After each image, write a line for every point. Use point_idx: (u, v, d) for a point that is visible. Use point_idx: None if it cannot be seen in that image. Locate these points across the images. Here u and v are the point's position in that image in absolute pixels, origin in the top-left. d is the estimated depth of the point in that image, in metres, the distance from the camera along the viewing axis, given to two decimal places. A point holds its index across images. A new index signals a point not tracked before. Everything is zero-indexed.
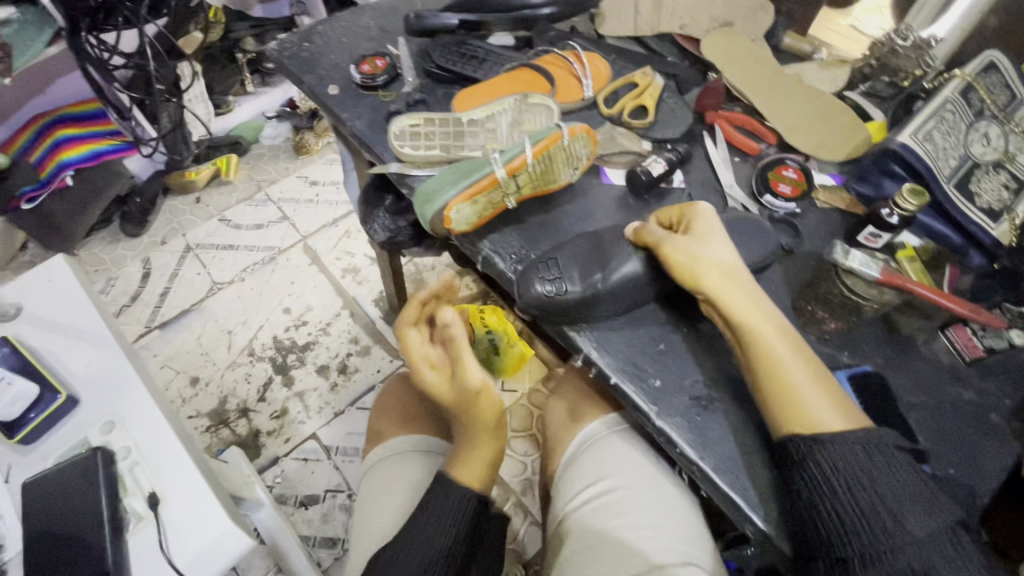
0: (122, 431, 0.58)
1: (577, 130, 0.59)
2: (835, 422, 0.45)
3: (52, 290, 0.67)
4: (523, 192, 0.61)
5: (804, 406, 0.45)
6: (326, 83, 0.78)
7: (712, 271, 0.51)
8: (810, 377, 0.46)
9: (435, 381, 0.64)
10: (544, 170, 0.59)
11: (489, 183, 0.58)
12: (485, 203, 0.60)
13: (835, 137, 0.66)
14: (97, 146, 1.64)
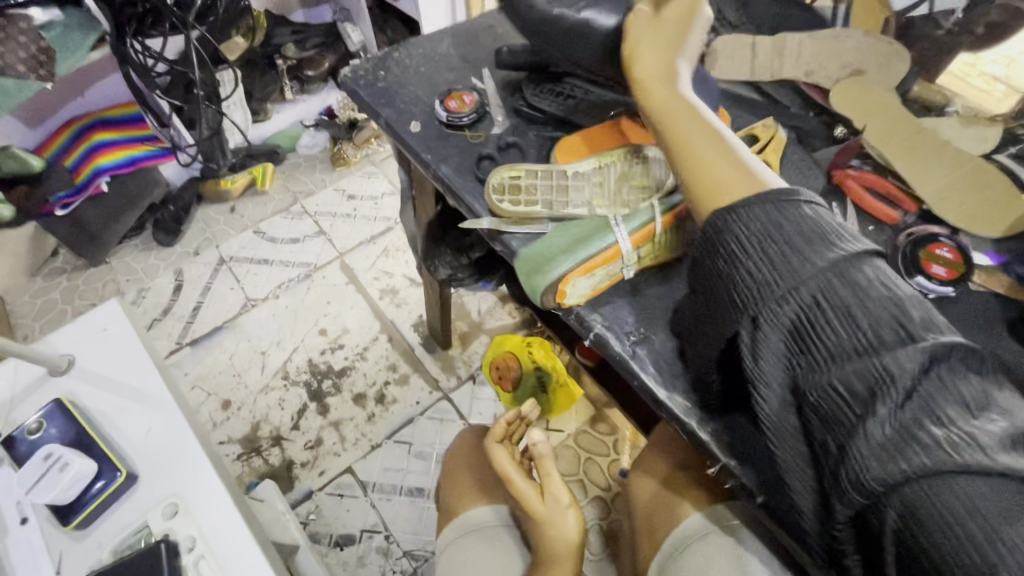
0: (187, 516, 0.51)
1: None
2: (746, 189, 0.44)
3: (108, 342, 0.61)
4: (644, 262, 0.55)
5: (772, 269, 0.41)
6: (407, 118, 0.72)
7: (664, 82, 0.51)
8: (724, 162, 0.45)
9: (525, 490, 0.65)
10: (669, 243, 0.55)
11: (614, 252, 0.53)
12: (604, 275, 0.54)
13: (988, 210, 0.59)
14: (133, 152, 1.60)
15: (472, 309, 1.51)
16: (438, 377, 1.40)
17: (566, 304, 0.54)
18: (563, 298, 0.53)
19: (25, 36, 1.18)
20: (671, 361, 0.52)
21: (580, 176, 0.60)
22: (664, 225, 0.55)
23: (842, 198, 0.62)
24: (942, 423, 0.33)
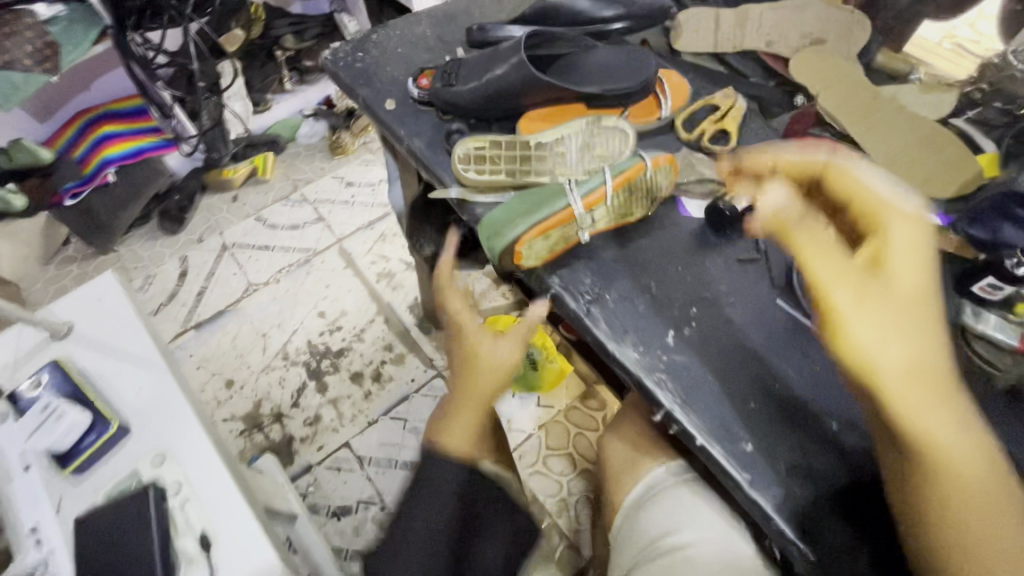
0: (173, 465, 0.56)
1: (662, 162, 0.57)
2: (966, 442, 0.35)
3: (105, 309, 0.66)
4: (598, 226, 0.57)
5: (967, 494, 0.35)
6: (383, 97, 0.74)
7: (880, 204, 0.41)
8: (954, 426, 0.35)
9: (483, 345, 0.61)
10: (622, 205, 0.57)
11: (567, 216, 0.55)
12: (559, 239, 0.56)
13: (943, 171, 0.60)
14: (139, 143, 1.65)
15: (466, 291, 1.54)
16: (433, 356, 1.44)
17: (522, 264, 0.56)
18: (518, 260, 0.56)
19: (31, 31, 1.22)
20: (622, 317, 0.55)
21: (544, 145, 0.62)
22: (618, 187, 0.56)
23: None
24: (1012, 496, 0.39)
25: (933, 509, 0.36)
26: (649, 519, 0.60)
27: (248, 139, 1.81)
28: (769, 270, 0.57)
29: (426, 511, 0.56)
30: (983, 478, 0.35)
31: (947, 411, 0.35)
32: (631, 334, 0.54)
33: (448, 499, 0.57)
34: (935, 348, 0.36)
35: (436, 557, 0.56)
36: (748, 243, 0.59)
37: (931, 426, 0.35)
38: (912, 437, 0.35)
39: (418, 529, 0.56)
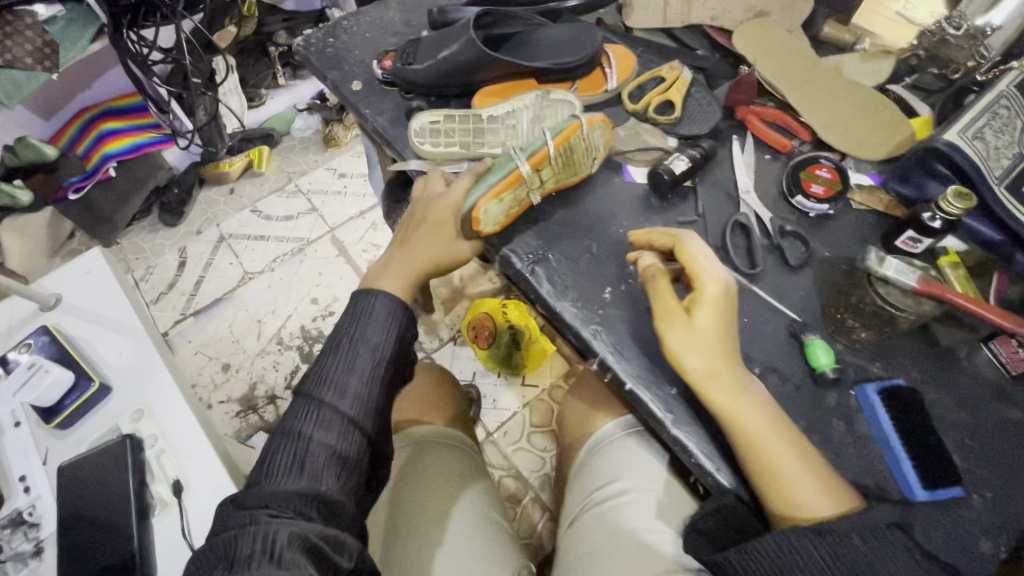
0: (150, 419, 0.60)
1: (597, 119, 0.59)
2: (792, 460, 0.44)
3: (90, 281, 0.70)
4: (546, 187, 0.60)
5: (782, 481, 0.43)
6: (350, 79, 0.78)
7: (700, 265, 0.50)
8: (779, 438, 0.45)
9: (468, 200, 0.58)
10: (566, 161, 0.59)
11: (515, 179, 0.57)
12: (511, 201, 0.58)
13: (875, 134, 0.63)
14: (138, 138, 1.60)
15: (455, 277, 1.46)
16: (424, 339, 1.39)
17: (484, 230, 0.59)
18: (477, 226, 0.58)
19: (31, 30, 1.17)
20: (563, 275, 0.58)
21: (495, 119, 0.66)
22: (559, 145, 0.57)
23: (743, 132, 0.66)
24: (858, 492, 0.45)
25: (764, 485, 0.44)
26: (594, 474, 0.65)
27: (244, 132, 1.77)
28: (706, 231, 0.60)
29: (362, 342, 0.54)
30: (795, 464, 0.44)
31: (755, 416, 0.45)
32: (571, 291, 0.57)
33: (386, 336, 0.55)
34: (738, 385, 0.46)
35: (373, 385, 0.53)
36: (688, 206, 0.62)
37: (751, 432, 0.45)
38: (752, 460, 0.45)
39: (354, 358, 0.53)
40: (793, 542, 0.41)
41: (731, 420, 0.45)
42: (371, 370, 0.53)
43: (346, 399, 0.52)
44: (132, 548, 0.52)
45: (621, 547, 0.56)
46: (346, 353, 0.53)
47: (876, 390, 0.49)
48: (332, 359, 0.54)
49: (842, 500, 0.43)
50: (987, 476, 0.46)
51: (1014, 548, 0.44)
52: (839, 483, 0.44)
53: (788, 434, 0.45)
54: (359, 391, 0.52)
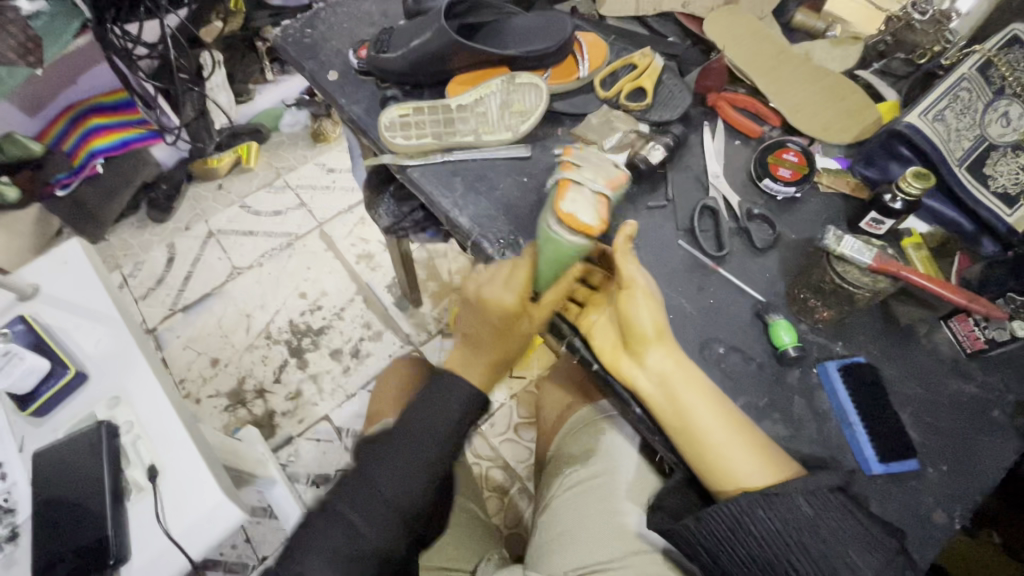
0: (127, 405, 0.60)
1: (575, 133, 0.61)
2: (735, 441, 0.45)
3: (65, 270, 0.67)
4: (612, 175, 0.55)
5: (725, 462, 0.45)
6: (327, 69, 0.78)
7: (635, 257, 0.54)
8: (727, 422, 0.46)
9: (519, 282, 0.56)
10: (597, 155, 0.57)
11: (562, 187, 0.54)
12: (587, 196, 0.53)
13: (841, 120, 0.64)
14: (125, 134, 1.51)
15: (443, 270, 1.44)
16: (412, 333, 1.38)
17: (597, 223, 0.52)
18: (580, 228, 0.52)
19: (14, 26, 1.13)
20: None
21: (465, 107, 0.67)
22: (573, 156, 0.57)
23: (714, 118, 0.67)
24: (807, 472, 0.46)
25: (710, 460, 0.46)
26: (570, 458, 0.67)
27: (232, 129, 1.70)
28: (675, 215, 0.60)
29: (439, 400, 0.54)
30: (739, 443, 0.45)
31: (701, 401, 0.47)
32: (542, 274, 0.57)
33: (462, 398, 0.54)
34: (684, 370, 0.48)
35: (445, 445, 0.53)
36: (658, 190, 0.62)
37: (694, 410, 0.47)
38: (695, 443, 0.46)
39: (427, 416, 0.53)
40: (744, 507, 0.42)
41: (680, 404, 0.47)
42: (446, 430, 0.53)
43: (419, 463, 0.52)
44: (105, 532, 0.53)
45: (591, 527, 0.58)
46: (417, 420, 0.53)
47: (836, 367, 0.50)
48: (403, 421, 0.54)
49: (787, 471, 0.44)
50: (943, 449, 0.47)
51: (968, 519, 0.45)
52: (783, 458, 0.46)
53: (735, 419, 0.47)
54: (416, 467, 0.52)
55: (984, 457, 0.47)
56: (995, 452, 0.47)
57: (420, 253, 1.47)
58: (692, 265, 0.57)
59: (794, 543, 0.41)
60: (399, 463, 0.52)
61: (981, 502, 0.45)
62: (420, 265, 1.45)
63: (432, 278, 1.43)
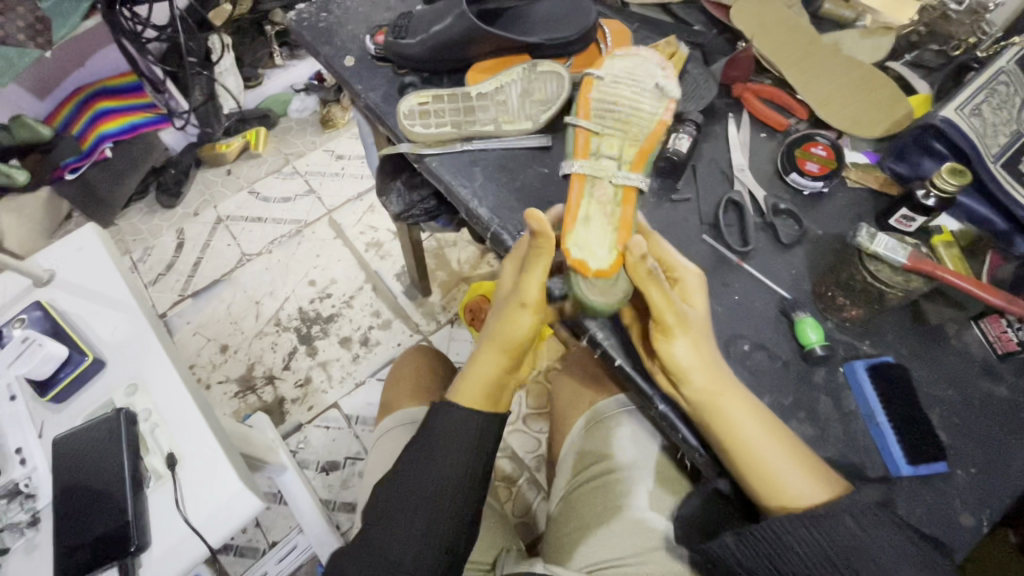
0: (145, 393, 0.60)
1: (591, 82, 0.60)
2: (782, 456, 0.44)
3: (85, 258, 0.67)
4: (634, 145, 0.57)
5: (778, 481, 0.44)
6: (342, 54, 0.76)
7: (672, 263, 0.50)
8: (776, 439, 0.45)
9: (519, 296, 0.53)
10: (615, 119, 0.58)
11: (578, 188, 0.55)
12: (603, 202, 0.55)
13: (871, 113, 0.62)
14: (135, 118, 1.49)
15: (452, 259, 1.43)
16: (420, 322, 1.37)
17: (613, 268, 0.50)
18: (593, 274, 0.50)
19: (23, 6, 1.11)
20: None
21: (485, 96, 0.66)
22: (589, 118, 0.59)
23: (739, 109, 0.66)
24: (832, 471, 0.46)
25: (755, 478, 0.45)
26: (584, 453, 0.67)
27: (240, 113, 1.66)
28: (699, 208, 0.59)
29: (442, 453, 0.52)
30: (785, 460, 0.44)
31: (748, 418, 0.45)
32: None
33: (478, 447, 0.53)
34: (728, 385, 0.46)
35: (446, 501, 0.52)
36: (682, 182, 0.61)
37: (741, 430, 0.45)
38: (746, 461, 0.45)
39: (429, 470, 0.52)
40: (786, 526, 0.42)
41: (724, 423, 0.45)
42: (447, 482, 0.52)
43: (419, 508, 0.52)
44: (126, 519, 0.53)
45: (616, 528, 0.60)
46: (425, 466, 0.53)
47: (864, 366, 0.49)
48: (404, 477, 0.53)
49: (830, 484, 0.44)
50: (972, 451, 0.46)
51: (996, 523, 0.44)
52: (822, 468, 0.45)
53: (780, 433, 0.45)
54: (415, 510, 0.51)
55: (1013, 459, 0.46)
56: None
57: (429, 241, 1.46)
58: (717, 261, 0.56)
59: (839, 565, 0.40)
60: (401, 523, 0.51)
61: (1010, 505, 0.45)
62: (430, 254, 1.44)
63: (442, 267, 1.41)
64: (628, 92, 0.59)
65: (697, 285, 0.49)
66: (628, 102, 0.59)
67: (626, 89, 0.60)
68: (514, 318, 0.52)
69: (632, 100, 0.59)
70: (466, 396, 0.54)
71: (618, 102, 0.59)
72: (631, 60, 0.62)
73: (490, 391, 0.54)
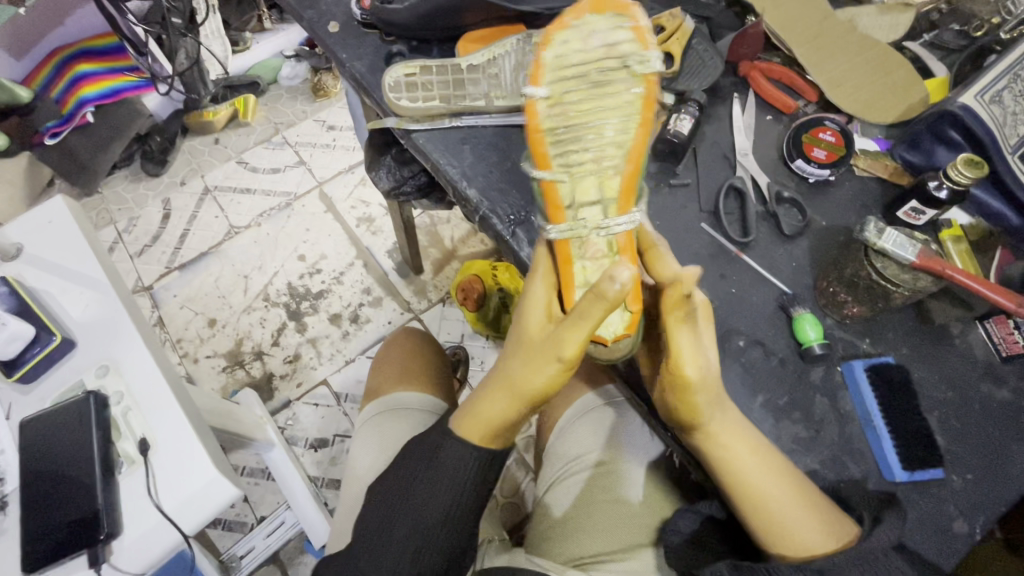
0: (116, 375, 0.57)
1: (536, 108, 0.44)
2: (785, 499, 0.42)
3: (52, 231, 0.62)
4: (615, 173, 0.44)
5: (780, 521, 0.42)
6: (327, 20, 0.71)
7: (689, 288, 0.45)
8: (782, 484, 0.42)
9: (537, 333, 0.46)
10: (589, 142, 0.44)
11: (564, 255, 0.46)
12: (598, 261, 0.46)
13: (885, 97, 0.59)
14: (117, 83, 1.38)
15: (445, 237, 1.37)
16: (411, 300, 1.30)
17: (631, 331, 0.46)
18: (609, 341, 0.45)
19: None
20: None
21: (477, 67, 0.62)
22: (551, 164, 0.45)
23: (746, 89, 0.63)
24: (822, 472, 0.45)
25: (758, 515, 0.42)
26: (573, 444, 0.67)
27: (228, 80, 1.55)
28: (698, 194, 0.56)
29: (436, 487, 0.53)
30: (792, 505, 0.42)
31: (753, 451, 0.43)
32: None
33: (460, 476, 0.52)
34: (732, 426, 0.43)
35: (433, 536, 0.53)
36: (682, 166, 0.57)
37: (746, 474, 0.43)
38: (745, 500, 0.43)
39: (423, 500, 0.53)
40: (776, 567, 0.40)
41: (728, 455, 0.43)
42: (439, 518, 0.53)
43: (401, 538, 0.53)
44: (97, 505, 0.52)
45: (599, 525, 0.60)
46: (411, 494, 0.54)
47: (863, 366, 0.48)
48: (399, 501, 0.54)
49: (841, 531, 0.41)
50: (970, 457, 0.45)
51: (990, 530, 0.43)
52: (831, 508, 0.43)
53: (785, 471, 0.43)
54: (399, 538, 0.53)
55: (1013, 466, 0.45)
56: None
57: (422, 218, 1.39)
58: (716, 252, 0.54)
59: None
60: (390, 552, 0.53)
61: (1006, 512, 0.44)
62: (423, 231, 1.38)
63: (435, 244, 1.36)
64: (589, 90, 0.43)
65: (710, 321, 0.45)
66: (595, 107, 0.43)
67: (587, 87, 0.43)
68: (539, 368, 0.45)
69: (599, 100, 0.43)
70: (476, 436, 0.51)
71: (581, 111, 0.44)
72: (577, 31, 0.44)
73: (499, 432, 0.50)
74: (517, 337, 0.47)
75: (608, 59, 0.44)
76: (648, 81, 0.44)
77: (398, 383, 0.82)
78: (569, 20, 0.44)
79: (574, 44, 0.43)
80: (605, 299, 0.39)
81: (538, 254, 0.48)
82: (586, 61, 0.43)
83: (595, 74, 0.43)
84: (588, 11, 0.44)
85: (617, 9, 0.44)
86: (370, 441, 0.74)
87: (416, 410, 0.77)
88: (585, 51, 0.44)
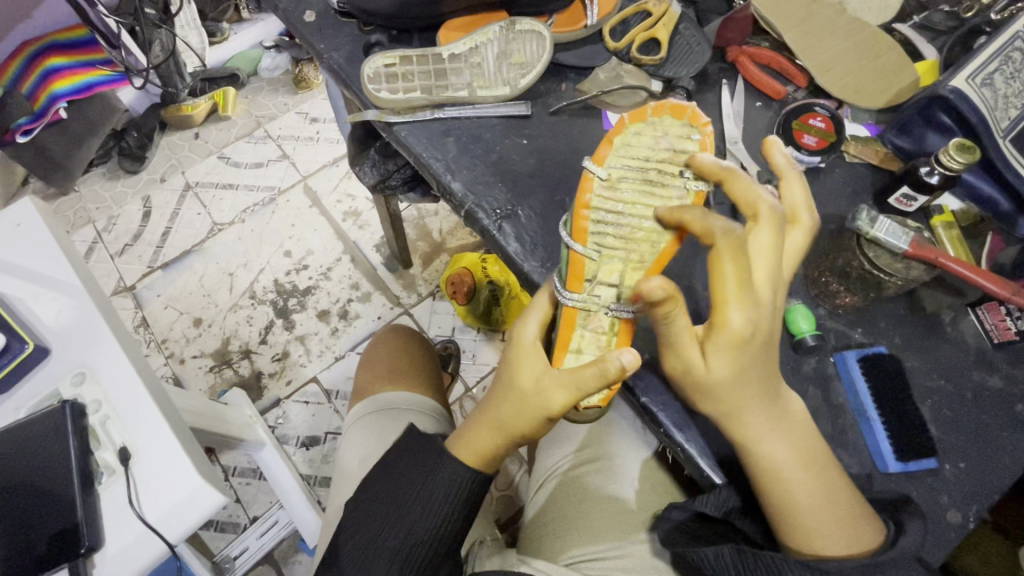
0: (93, 383, 0.55)
1: (591, 184, 0.42)
2: (817, 500, 0.41)
3: (20, 235, 0.59)
4: (640, 267, 0.44)
5: (801, 518, 0.42)
6: (302, 9, 0.68)
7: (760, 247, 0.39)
8: (817, 485, 0.42)
9: (529, 392, 0.46)
10: (624, 230, 0.42)
11: (568, 321, 0.46)
12: (597, 335, 0.46)
13: (874, 81, 0.58)
14: (89, 77, 1.30)
15: (433, 229, 1.35)
16: (400, 294, 1.28)
17: (603, 403, 0.48)
18: (582, 406, 0.48)
19: None
20: (531, 233, 0.55)
21: (459, 57, 0.61)
22: (586, 240, 0.43)
23: (734, 75, 0.62)
24: None
25: (776, 511, 0.43)
26: (564, 440, 0.68)
27: (205, 72, 1.50)
28: None
29: (427, 503, 0.52)
30: (821, 507, 0.41)
31: (785, 443, 0.42)
32: (539, 250, 0.55)
33: (455, 482, 0.52)
34: (781, 413, 0.42)
35: (420, 551, 0.52)
36: None
37: (783, 468, 0.42)
38: (765, 490, 0.43)
39: (413, 516, 0.52)
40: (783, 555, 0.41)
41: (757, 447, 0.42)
42: (429, 533, 0.52)
43: (387, 549, 0.52)
44: (76, 517, 0.50)
45: (596, 522, 0.60)
46: (402, 500, 0.53)
47: (855, 357, 0.48)
48: (386, 511, 0.53)
49: (864, 536, 0.41)
50: (962, 445, 0.46)
51: (981, 518, 0.44)
52: (864, 510, 0.42)
53: (825, 466, 0.43)
54: (388, 547, 0.52)
55: (1005, 453, 0.45)
56: (1017, 447, 0.45)
57: (409, 211, 1.37)
58: (704, 243, 0.55)
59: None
60: (375, 566, 0.52)
61: (998, 500, 0.44)
62: (411, 224, 1.35)
63: (423, 238, 1.34)
64: (643, 186, 0.42)
65: (737, 362, 0.39)
66: (643, 205, 0.42)
67: (642, 180, 0.42)
68: (527, 422, 0.47)
69: (649, 198, 0.42)
70: (464, 455, 0.53)
71: (632, 203, 0.42)
72: (650, 126, 0.42)
73: (488, 463, 0.52)
74: (508, 388, 0.47)
75: (669, 162, 0.42)
76: (698, 196, 0.42)
77: (387, 383, 0.81)
78: (647, 113, 0.42)
79: (645, 138, 0.41)
80: (607, 379, 0.41)
81: (540, 301, 0.48)
82: (651, 156, 0.42)
83: (651, 173, 0.42)
84: (668, 111, 0.42)
85: (692, 118, 0.41)
86: (358, 443, 0.72)
87: (404, 411, 0.76)
88: (652, 146, 0.42)
